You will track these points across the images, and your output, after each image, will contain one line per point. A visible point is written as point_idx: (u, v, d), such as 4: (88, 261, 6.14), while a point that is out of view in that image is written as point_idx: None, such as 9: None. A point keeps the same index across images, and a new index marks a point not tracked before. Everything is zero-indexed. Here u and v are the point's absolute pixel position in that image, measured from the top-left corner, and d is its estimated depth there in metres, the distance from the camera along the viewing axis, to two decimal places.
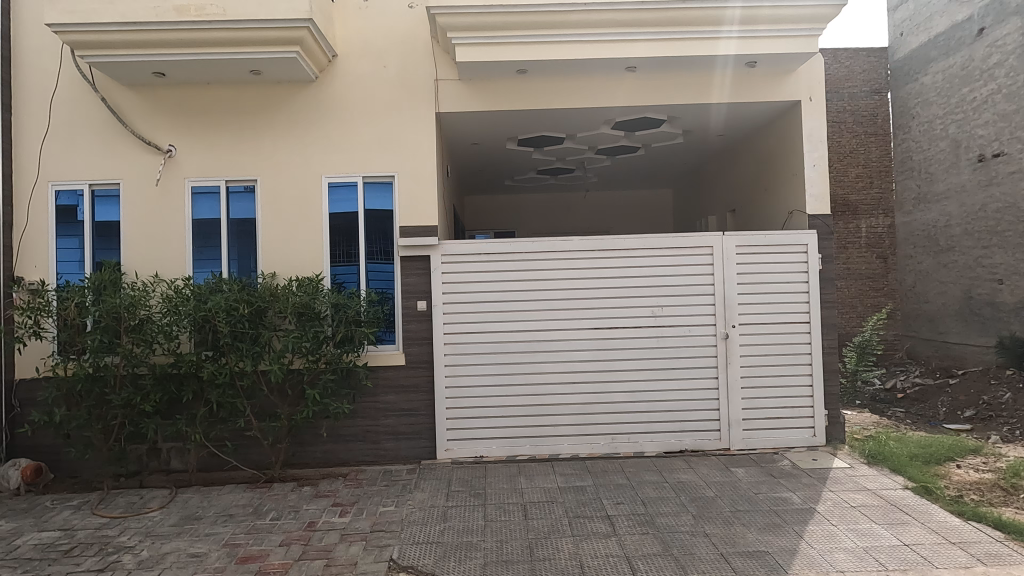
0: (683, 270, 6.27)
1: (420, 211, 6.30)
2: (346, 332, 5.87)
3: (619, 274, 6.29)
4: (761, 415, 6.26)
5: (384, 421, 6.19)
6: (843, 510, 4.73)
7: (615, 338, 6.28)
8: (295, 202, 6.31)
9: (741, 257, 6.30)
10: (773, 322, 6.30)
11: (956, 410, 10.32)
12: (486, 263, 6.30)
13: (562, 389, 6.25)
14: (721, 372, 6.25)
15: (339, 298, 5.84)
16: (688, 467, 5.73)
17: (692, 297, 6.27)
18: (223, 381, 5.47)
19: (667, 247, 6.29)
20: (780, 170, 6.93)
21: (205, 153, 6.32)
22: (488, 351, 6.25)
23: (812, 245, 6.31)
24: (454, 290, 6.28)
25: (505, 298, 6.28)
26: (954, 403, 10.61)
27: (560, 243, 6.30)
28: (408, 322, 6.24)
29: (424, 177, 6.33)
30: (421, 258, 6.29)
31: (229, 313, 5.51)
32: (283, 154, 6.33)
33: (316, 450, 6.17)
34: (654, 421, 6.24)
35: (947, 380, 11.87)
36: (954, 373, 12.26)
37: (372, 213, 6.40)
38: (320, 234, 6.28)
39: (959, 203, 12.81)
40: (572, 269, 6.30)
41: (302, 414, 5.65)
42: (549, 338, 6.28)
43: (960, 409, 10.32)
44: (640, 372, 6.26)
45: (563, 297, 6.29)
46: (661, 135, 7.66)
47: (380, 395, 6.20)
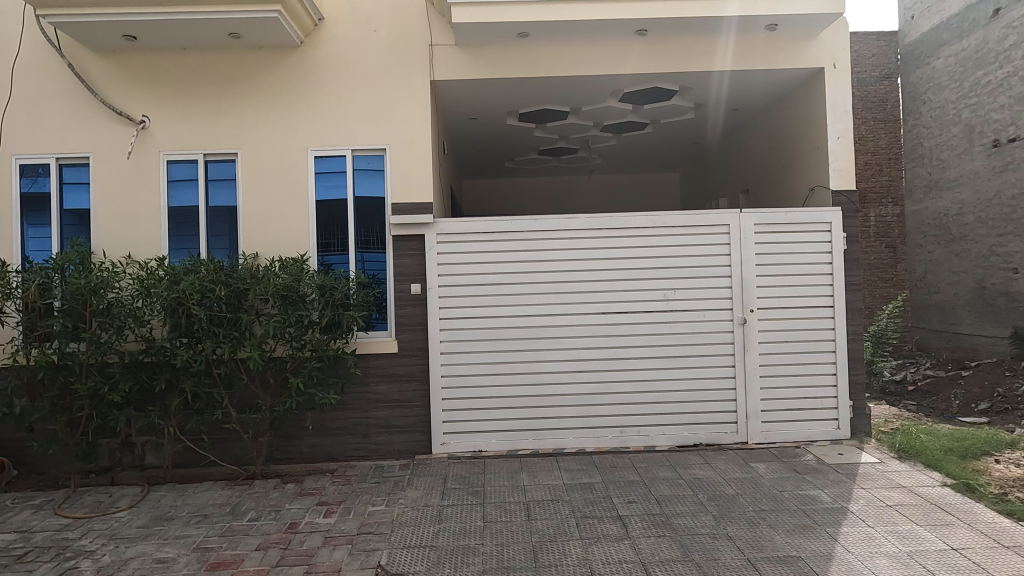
0: (698, 251, 5.82)
1: (413, 187, 5.84)
2: (333, 316, 5.40)
3: (628, 255, 5.83)
4: (782, 406, 5.81)
5: (375, 413, 5.75)
6: (879, 511, 4.28)
7: (624, 323, 5.83)
8: (279, 178, 5.84)
9: (760, 237, 5.84)
10: (793, 306, 5.85)
11: (970, 402, 9.90)
12: (485, 243, 5.84)
13: (568, 378, 5.80)
14: (738, 359, 5.80)
15: (326, 280, 5.38)
16: (704, 463, 5.29)
17: (706, 279, 5.82)
18: (198, 370, 5.01)
19: (679, 225, 5.83)
20: (800, 144, 6.47)
21: (182, 124, 5.85)
22: (488, 338, 5.80)
23: (836, 223, 5.86)
24: (450, 272, 5.82)
25: (505, 280, 5.83)
26: (968, 396, 10.19)
27: (565, 221, 5.83)
28: (401, 307, 5.79)
29: (418, 150, 5.87)
30: (414, 237, 5.83)
31: (204, 295, 5.05)
32: (266, 125, 5.86)
33: (302, 445, 5.74)
34: (666, 413, 5.80)
35: (960, 372, 11.44)
36: (967, 365, 11.82)
37: (363, 189, 5.93)
38: (306, 212, 5.82)
39: (971, 189, 12.27)
40: (577, 249, 5.84)
41: (285, 406, 5.20)
42: (554, 323, 5.83)
43: (974, 402, 9.91)
44: (651, 360, 5.81)
45: (568, 279, 5.84)
46: (671, 109, 7.20)
47: (371, 385, 5.75)
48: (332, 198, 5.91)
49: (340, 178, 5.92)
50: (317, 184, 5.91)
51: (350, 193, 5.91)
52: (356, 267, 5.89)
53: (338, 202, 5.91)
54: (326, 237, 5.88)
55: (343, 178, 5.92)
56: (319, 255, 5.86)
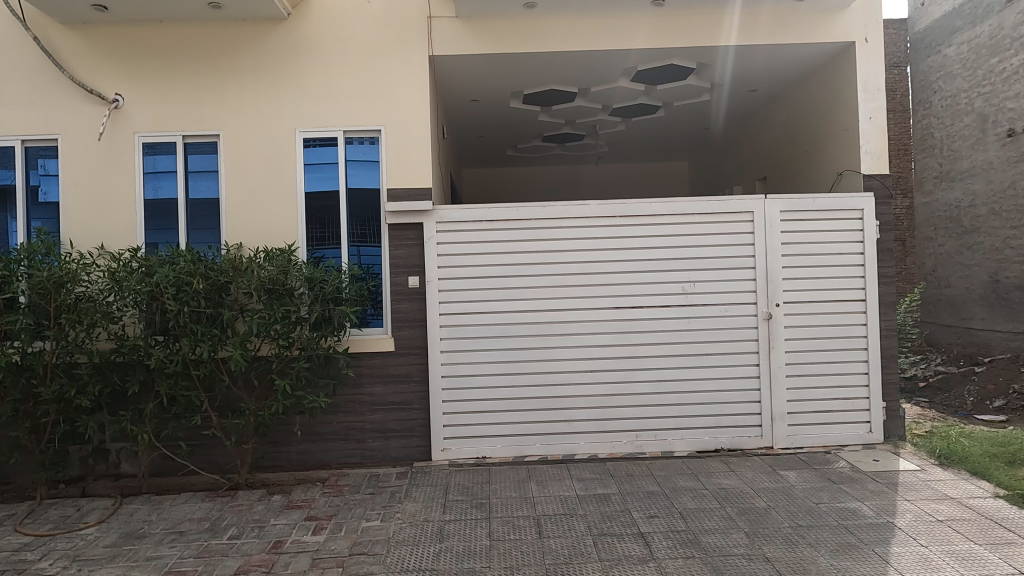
0: (719, 240, 5.38)
1: (411, 171, 5.38)
2: (324, 312, 4.94)
3: (644, 245, 5.38)
4: (810, 407, 5.38)
5: (370, 417, 5.31)
6: (930, 527, 3.85)
7: (639, 319, 5.38)
8: (266, 162, 5.38)
9: (786, 225, 5.39)
10: (822, 300, 5.41)
11: (985, 400, 9.50)
12: (489, 231, 5.38)
13: (579, 378, 5.36)
14: (763, 357, 5.36)
15: (316, 272, 4.92)
16: (729, 471, 4.85)
17: (729, 271, 5.38)
18: (174, 371, 4.54)
19: (699, 212, 5.38)
20: (825, 126, 6.03)
21: (159, 103, 5.38)
22: (492, 335, 5.36)
23: (869, 210, 5.41)
24: (452, 264, 5.37)
25: (511, 272, 5.38)
26: (981, 393, 9.79)
27: (576, 208, 5.38)
28: (398, 302, 5.34)
29: (415, 132, 5.41)
30: (412, 226, 5.37)
31: (180, 289, 4.58)
32: (251, 105, 5.39)
33: (291, 451, 5.30)
34: (684, 415, 5.36)
35: (973, 368, 11.00)
36: (979, 361, 11.39)
37: (356, 174, 5.47)
38: (295, 199, 5.36)
39: (984, 181, 11.79)
40: (588, 238, 5.39)
41: (271, 411, 4.74)
42: (563, 319, 5.38)
43: (989, 399, 9.51)
44: (668, 358, 5.37)
45: (579, 271, 5.39)
46: (685, 90, 6.75)
47: (366, 386, 5.31)
48: (323, 183, 5.45)
49: (331, 162, 5.45)
50: (306, 169, 5.44)
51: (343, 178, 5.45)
52: (349, 259, 5.43)
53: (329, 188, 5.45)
54: (316, 227, 5.42)
55: (334, 162, 5.45)
56: (309, 245, 5.41)
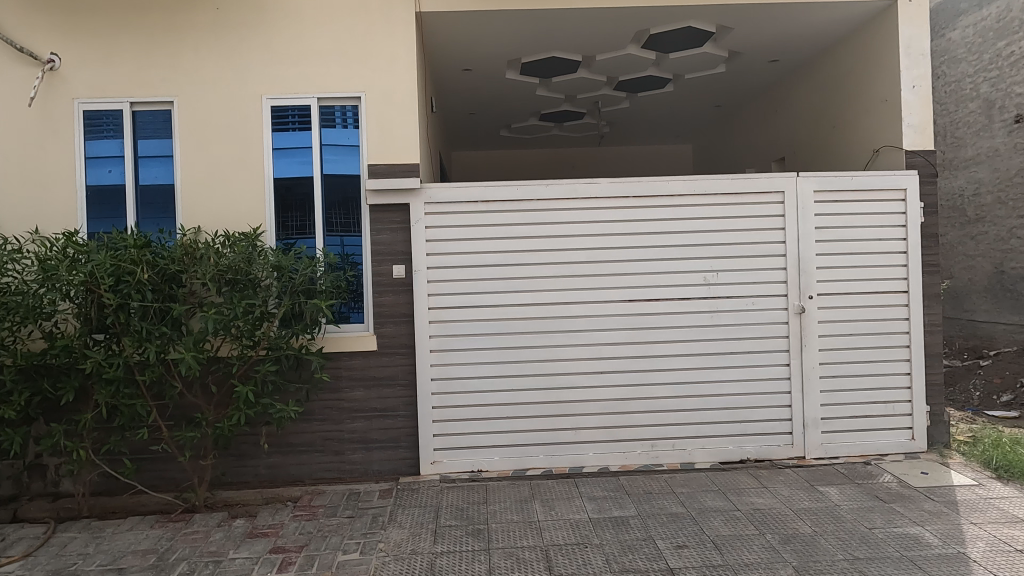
0: (746, 224, 4.75)
1: (396, 145, 4.70)
2: (294, 305, 4.25)
3: (660, 229, 4.75)
4: (846, 413, 4.79)
5: (349, 426, 4.65)
6: (1010, 559, 3.26)
7: (654, 314, 4.76)
8: (227, 133, 4.66)
9: (820, 207, 4.78)
10: (860, 292, 4.81)
11: (993, 394, 8.91)
12: (485, 213, 4.72)
13: (586, 381, 4.73)
14: (794, 356, 4.76)
15: (285, 259, 4.22)
16: (761, 488, 4.23)
17: (757, 259, 4.76)
18: (113, 377, 3.82)
19: (723, 193, 4.75)
20: (858, 98, 5.41)
21: (101, 64, 4.64)
22: (489, 332, 4.71)
23: (913, 190, 4.82)
24: (442, 250, 4.70)
25: (510, 260, 4.72)
26: (988, 388, 9.21)
27: (584, 187, 4.72)
28: (381, 294, 4.66)
29: (400, 100, 4.71)
30: (397, 207, 4.69)
31: (118, 279, 3.85)
32: (210, 67, 4.66)
33: (259, 465, 4.62)
34: (705, 422, 4.75)
35: (977, 362, 10.38)
36: (982, 353, 10.74)
37: (332, 148, 4.77)
38: (261, 176, 4.66)
39: (989, 168, 11.13)
40: (598, 222, 4.74)
41: (232, 422, 4.04)
42: (569, 313, 4.74)
43: (996, 394, 8.92)
44: (687, 358, 4.76)
45: (587, 259, 4.74)
46: (700, 60, 6.11)
47: (345, 392, 4.64)
48: (294, 158, 4.75)
49: (304, 134, 4.76)
50: (275, 140, 4.74)
51: (318, 153, 4.76)
52: (324, 245, 4.74)
53: (301, 164, 4.75)
54: (287, 208, 4.73)
55: (307, 134, 4.75)
56: (278, 229, 4.71)
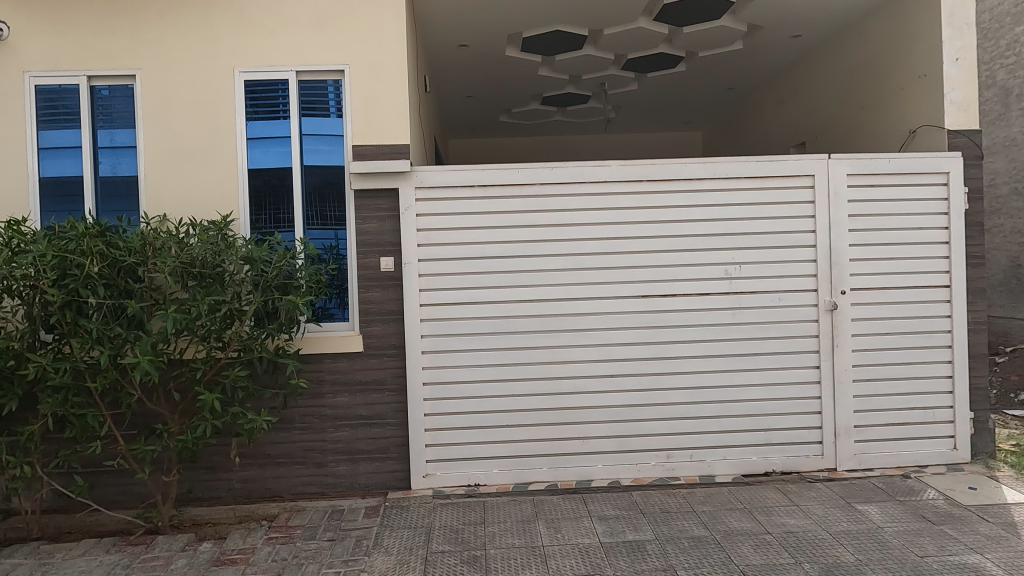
0: (772, 212, 4.29)
1: (384, 125, 4.22)
2: (268, 302, 3.77)
3: (676, 218, 4.29)
4: (882, 420, 4.33)
5: (333, 436, 4.21)
6: None
7: (670, 311, 4.30)
8: (195, 112, 4.19)
9: (854, 193, 4.32)
10: (898, 287, 4.35)
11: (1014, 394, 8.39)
12: (483, 199, 4.26)
13: (595, 386, 4.28)
14: (824, 358, 4.30)
15: (256, 250, 3.74)
16: (792, 507, 3.78)
17: (784, 250, 4.30)
18: (59, 384, 3.35)
19: (746, 177, 4.29)
20: (891, 74, 4.93)
21: (54, 34, 4.16)
22: (487, 332, 4.25)
23: (956, 173, 4.35)
24: (435, 241, 4.24)
25: (510, 252, 4.26)
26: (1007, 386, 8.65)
27: (593, 170, 4.26)
28: (367, 290, 4.20)
29: (387, 74, 4.23)
30: (384, 193, 4.22)
31: (64, 272, 3.38)
32: (176, 37, 4.19)
33: (233, 479, 4.18)
34: (726, 431, 4.31)
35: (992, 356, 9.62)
36: (998, 349, 10.20)
37: (313, 127, 4.31)
38: (233, 159, 4.20)
39: (1007, 158, 10.61)
40: (608, 210, 4.28)
41: (196, 434, 3.57)
42: (575, 311, 4.28)
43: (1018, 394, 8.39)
44: (706, 360, 4.31)
45: (595, 250, 4.28)
46: (716, 35, 5.63)
47: (328, 397, 4.19)
48: (271, 138, 4.28)
49: (281, 112, 4.29)
50: (248, 118, 4.26)
51: (299, 133, 4.30)
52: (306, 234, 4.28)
53: (279, 146, 4.29)
54: (262, 193, 4.26)
55: (285, 112, 4.29)
56: (253, 217, 4.24)
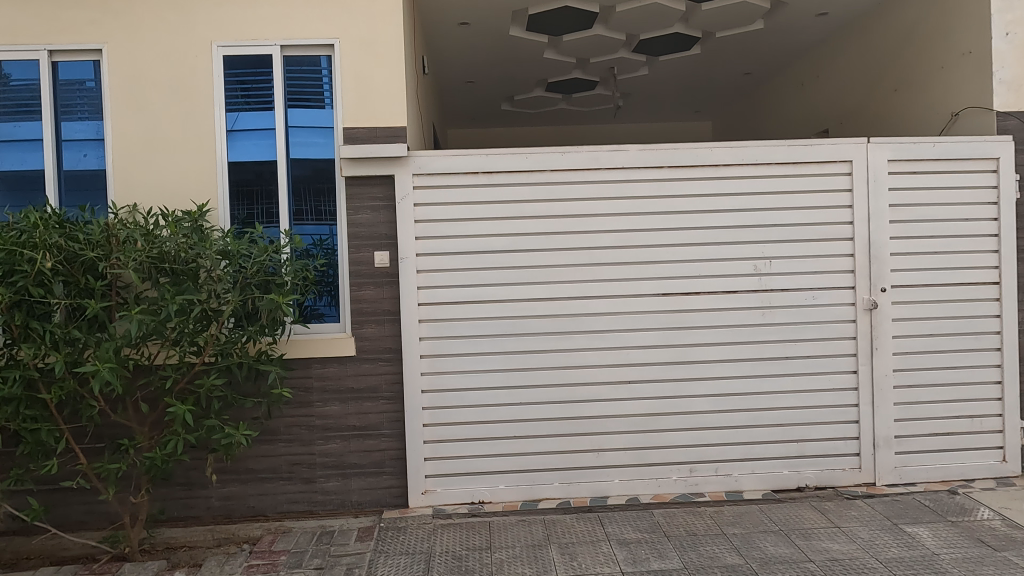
0: (805, 202, 3.90)
1: (378, 105, 3.82)
2: (247, 301, 3.36)
3: (700, 208, 3.90)
4: (925, 430, 3.95)
5: (322, 449, 3.82)
6: None
7: (693, 311, 3.91)
8: (169, 92, 3.78)
9: (895, 181, 3.93)
10: (943, 284, 3.96)
11: None
12: (488, 187, 3.86)
13: (611, 393, 3.89)
14: (862, 362, 3.92)
15: (234, 243, 3.35)
16: (833, 529, 3.40)
17: (818, 244, 3.91)
18: (7, 396, 2.95)
19: (777, 163, 3.90)
20: (931, 53, 4.54)
21: (9, 2, 3.74)
22: (492, 334, 3.86)
23: (1006, 159, 3.96)
24: (435, 233, 3.84)
25: (518, 245, 3.87)
26: None
27: (609, 155, 3.86)
28: (360, 288, 3.80)
29: (380, 49, 3.82)
30: (379, 180, 3.81)
31: (11, 269, 2.96)
32: (145, 6, 3.77)
33: (211, 497, 3.79)
34: (754, 442, 3.93)
35: None
36: None
37: (306, 115, 3.91)
38: (210, 142, 3.79)
39: None
40: (626, 199, 3.89)
41: (166, 450, 3.15)
42: (589, 311, 3.89)
43: None
44: (733, 364, 3.92)
45: (611, 244, 3.89)
46: (737, 13, 5.22)
47: (316, 407, 3.80)
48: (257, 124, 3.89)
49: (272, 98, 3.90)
50: (237, 103, 3.87)
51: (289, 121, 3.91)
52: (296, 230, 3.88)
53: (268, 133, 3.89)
54: (245, 183, 3.86)
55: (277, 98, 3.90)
56: (236, 208, 3.84)
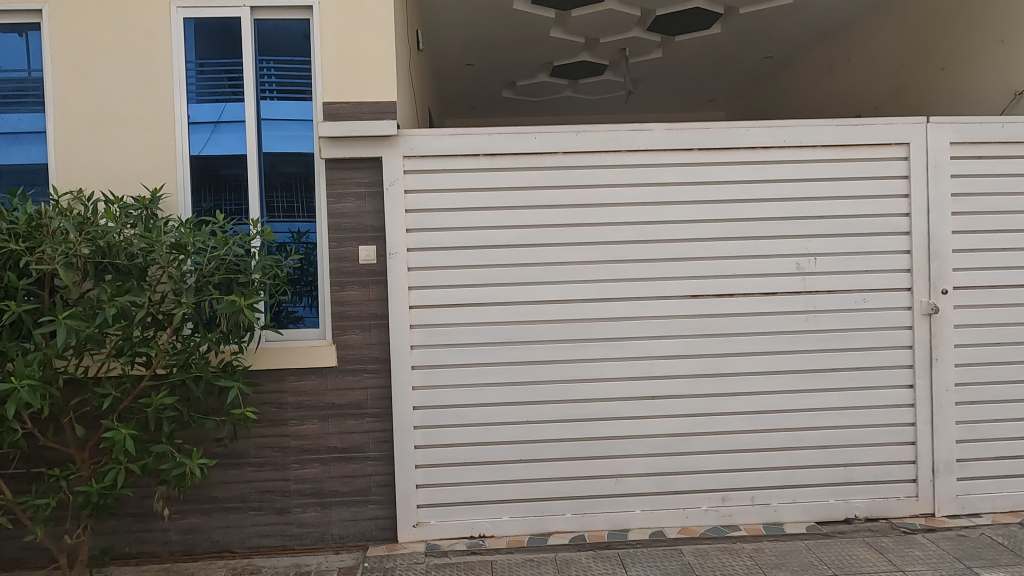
0: (855, 191, 3.39)
1: (362, 76, 3.29)
2: (205, 304, 2.86)
3: (735, 197, 3.38)
4: (990, 452, 3.45)
5: (298, 475, 3.29)
6: None
7: (726, 317, 3.40)
8: (122, 61, 3.24)
9: (960, 167, 3.41)
10: (1013, 285, 3.44)
11: None
12: (490, 172, 3.34)
13: (632, 411, 3.38)
14: (920, 374, 3.41)
15: (189, 234, 2.81)
16: (898, 573, 2.88)
17: (869, 239, 3.40)
18: None
19: (823, 146, 3.39)
20: (988, 25, 4.03)
21: None
22: (495, 342, 3.34)
23: None
24: (429, 226, 3.32)
25: (525, 240, 3.35)
26: None
27: (630, 135, 3.35)
28: (342, 288, 3.28)
29: (365, 10, 3.29)
30: (364, 163, 3.29)
31: None
32: None
33: (169, 530, 3.26)
34: (796, 467, 3.42)
35: None
36: None
37: (299, 108, 3.39)
38: (168, 118, 3.26)
39: None
40: (649, 187, 3.37)
41: (104, 483, 2.61)
42: (607, 316, 3.37)
43: None
44: (772, 377, 3.41)
45: (633, 238, 3.37)
46: None
47: (290, 426, 3.27)
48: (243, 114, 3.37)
49: (264, 88, 3.39)
50: (217, 85, 3.36)
51: (281, 113, 3.39)
52: (285, 229, 3.35)
53: (253, 122, 3.37)
54: (222, 174, 3.36)
55: (270, 90, 3.39)
56: (200, 201, 3.33)
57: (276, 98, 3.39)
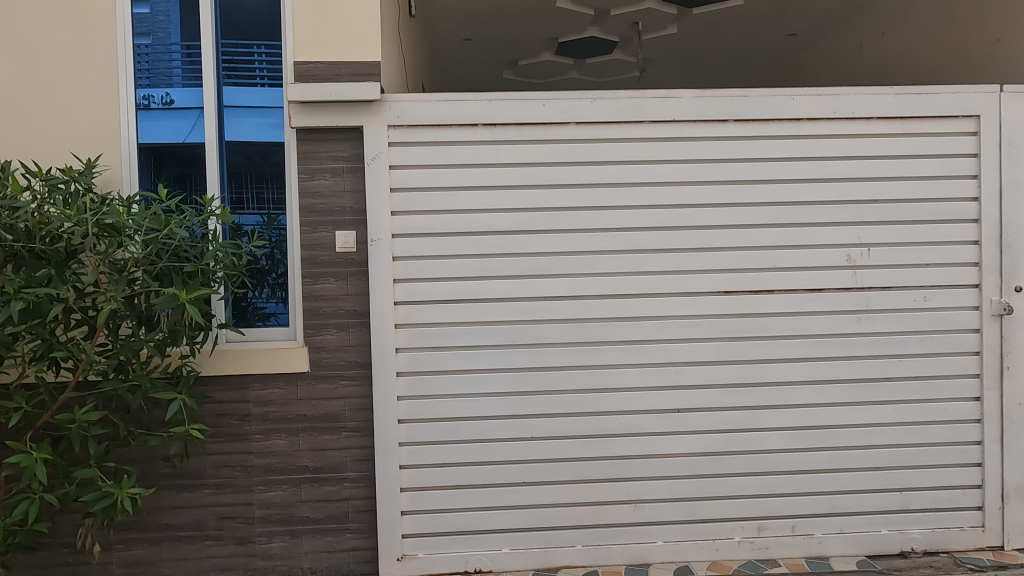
0: (916, 171, 2.91)
1: (341, 31, 2.78)
2: (141, 299, 2.36)
3: (777, 177, 2.89)
4: None
5: (262, 499, 2.80)
6: None
7: (765, 316, 2.91)
8: (54, 8, 2.73)
9: None
10: None
11: None
12: (491, 145, 2.85)
13: (654, 426, 2.89)
14: (989, 386, 2.93)
15: (123, 214, 2.31)
16: None
17: (932, 227, 2.92)
18: None
19: (880, 119, 2.90)
20: None
21: None
22: (495, 345, 2.85)
23: None
24: (418, 208, 2.83)
25: (530, 225, 2.86)
26: None
27: (654, 104, 2.86)
28: (314, 280, 2.79)
29: None
30: (342, 133, 2.80)
31: None
32: None
33: (112, 561, 2.78)
34: (844, 492, 2.94)
35: None
36: None
37: (267, 71, 2.89)
38: (110, 77, 2.77)
39: None
40: (676, 165, 2.88)
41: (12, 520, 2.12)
42: (626, 315, 2.88)
43: None
44: (817, 388, 2.93)
45: (657, 224, 2.88)
46: None
47: (254, 442, 2.79)
48: (210, 86, 2.87)
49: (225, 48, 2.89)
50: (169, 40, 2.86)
51: (248, 81, 2.89)
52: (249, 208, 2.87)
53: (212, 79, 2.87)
54: (184, 153, 2.88)
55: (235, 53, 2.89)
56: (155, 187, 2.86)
57: (239, 61, 2.89)
